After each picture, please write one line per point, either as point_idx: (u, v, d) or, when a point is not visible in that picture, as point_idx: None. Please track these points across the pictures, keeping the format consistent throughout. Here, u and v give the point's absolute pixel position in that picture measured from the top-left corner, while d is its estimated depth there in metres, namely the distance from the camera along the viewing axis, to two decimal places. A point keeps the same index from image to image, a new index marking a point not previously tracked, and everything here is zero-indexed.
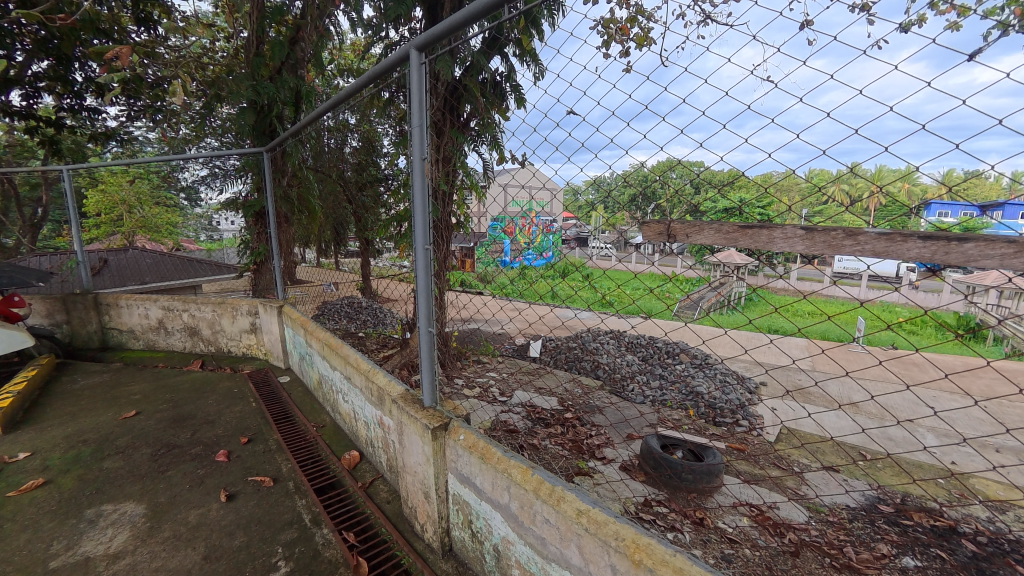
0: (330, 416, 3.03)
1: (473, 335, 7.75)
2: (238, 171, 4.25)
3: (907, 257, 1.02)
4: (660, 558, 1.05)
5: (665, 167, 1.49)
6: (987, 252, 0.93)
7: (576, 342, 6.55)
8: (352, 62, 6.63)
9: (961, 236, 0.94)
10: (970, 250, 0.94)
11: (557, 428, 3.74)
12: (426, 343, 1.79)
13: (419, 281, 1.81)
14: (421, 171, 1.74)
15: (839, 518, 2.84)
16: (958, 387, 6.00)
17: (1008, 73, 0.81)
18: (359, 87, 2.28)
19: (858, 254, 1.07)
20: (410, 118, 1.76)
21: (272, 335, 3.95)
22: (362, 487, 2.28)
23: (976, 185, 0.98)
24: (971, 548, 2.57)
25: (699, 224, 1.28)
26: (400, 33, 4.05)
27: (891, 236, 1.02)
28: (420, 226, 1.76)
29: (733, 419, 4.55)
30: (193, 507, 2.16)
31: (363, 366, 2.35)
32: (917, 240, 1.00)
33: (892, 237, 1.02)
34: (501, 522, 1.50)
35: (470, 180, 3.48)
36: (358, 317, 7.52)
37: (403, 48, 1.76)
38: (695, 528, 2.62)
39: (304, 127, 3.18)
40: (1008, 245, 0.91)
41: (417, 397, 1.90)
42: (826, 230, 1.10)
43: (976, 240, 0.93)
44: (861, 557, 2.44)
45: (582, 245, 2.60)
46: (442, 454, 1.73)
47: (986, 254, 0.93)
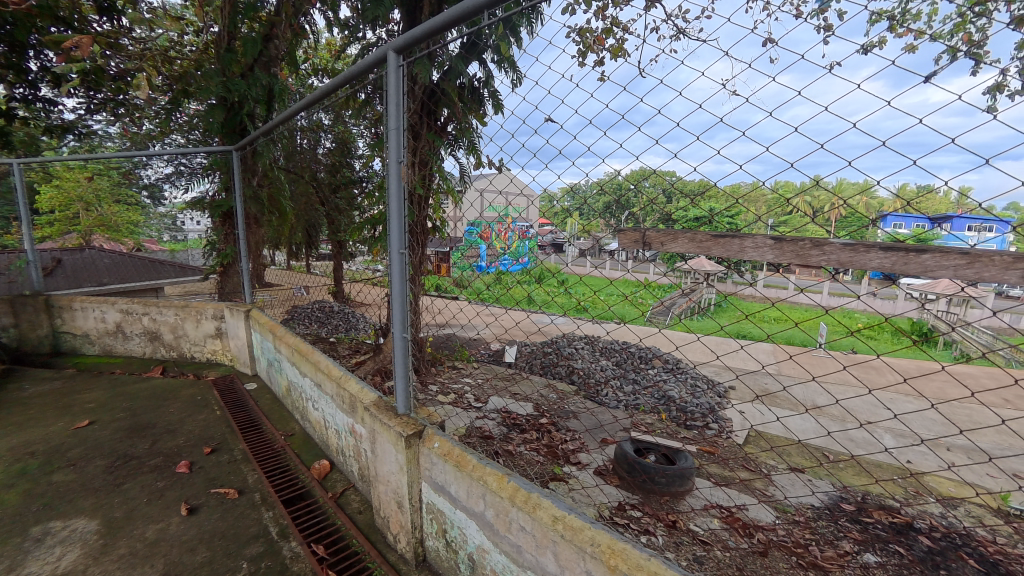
0: (300, 425, 2.94)
1: (448, 340, 7.68)
2: (206, 170, 4.09)
3: (870, 266, 1.07)
4: (634, 563, 1.05)
5: (637, 176, 1.51)
6: (943, 263, 0.98)
7: (552, 347, 6.59)
8: (328, 61, 6.51)
9: (918, 248, 1.00)
10: (927, 261, 0.99)
11: (532, 434, 3.73)
12: (401, 349, 1.77)
13: (394, 285, 1.76)
14: (397, 174, 1.72)
15: (804, 517, 2.95)
16: (912, 390, 6.35)
17: (960, 95, 0.87)
18: (334, 88, 2.23)
19: (825, 263, 1.11)
20: (388, 120, 1.75)
21: (239, 340, 3.81)
22: (332, 497, 2.22)
23: (928, 198, 1.04)
24: (927, 542, 2.71)
25: (674, 233, 1.32)
26: (378, 35, 4.01)
27: (855, 247, 1.08)
28: (396, 230, 1.73)
29: (703, 422, 4.68)
30: (152, 522, 2.05)
31: (336, 372, 2.29)
32: (878, 250, 1.05)
33: (855, 247, 1.07)
34: (476, 530, 1.48)
35: (447, 184, 3.47)
36: (329, 323, 7.38)
37: (380, 50, 1.73)
38: (668, 531, 2.65)
39: (276, 127, 3.09)
40: (961, 256, 0.97)
41: (391, 405, 1.87)
42: (794, 240, 1.14)
43: (932, 252, 0.97)
44: (825, 555, 2.54)
45: (558, 251, 2.63)
46: (415, 462, 1.70)
47: (941, 266, 0.98)
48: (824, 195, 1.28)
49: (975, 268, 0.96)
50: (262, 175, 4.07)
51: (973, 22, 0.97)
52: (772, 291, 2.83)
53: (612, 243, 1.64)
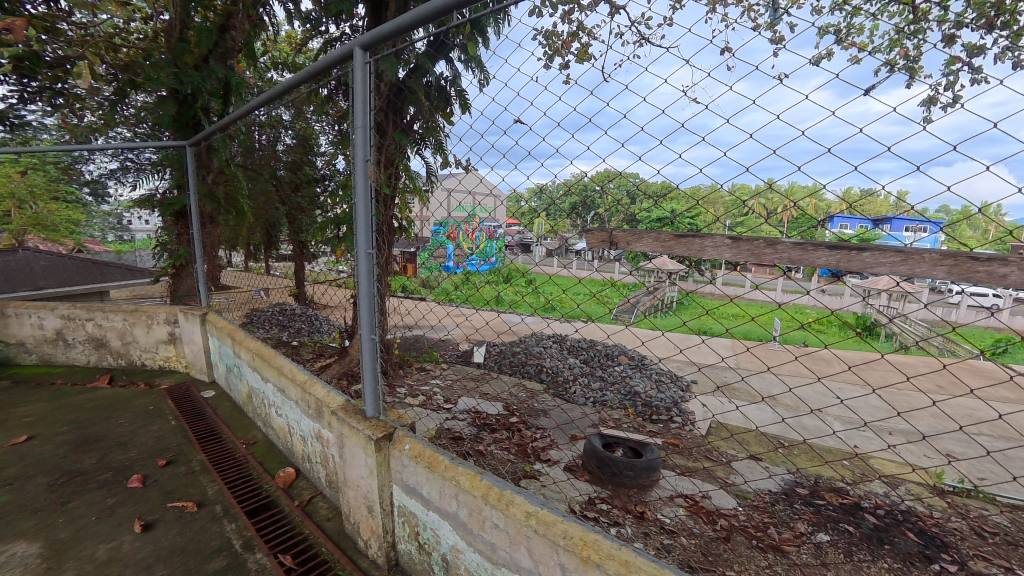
0: (262, 432, 2.83)
1: (416, 341, 7.56)
2: (156, 166, 3.86)
3: (818, 263, 1.15)
4: (606, 553, 1.09)
5: (603, 177, 1.56)
6: (881, 260, 1.06)
7: (520, 347, 6.63)
8: (288, 55, 6.28)
9: (860, 247, 1.07)
10: (868, 259, 1.07)
11: (503, 433, 3.74)
12: (369, 351, 1.74)
13: (361, 286, 1.72)
14: (364, 172, 1.69)
15: (763, 502, 3.11)
16: (856, 379, 6.81)
17: (895, 104, 0.96)
18: (296, 83, 2.16)
19: (780, 260, 1.18)
20: (354, 118, 1.71)
21: (195, 346, 3.62)
22: (299, 506, 2.15)
23: (869, 201, 1.15)
24: (873, 520, 2.92)
25: (639, 233, 1.36)
26: (342, 29, 3.92)
27: (804, 246, 1.15)
28: (363, 230, 1.70)
29: (667, 415, 4.84)
30: (102, 541, 1.92)
31: (301, 377, 2.23)
32: (825, 249, 1.13)
33: (805, 245, 1.14)
34: (449, 531, 1.47)
35: (413, 184, 3.44)
36: (291, 326, 7.13)
37: (346, 46, 1.70)
38: (637, 522, 2.72)
39: (233, 122, 2.96)
40: (897, 254, 1.05)
41: (360, 408, 1.83)
42: (749, 239, 1.20)
43: (872, 250, 1.05)
44: (783, 537, 2.68)
45: (526, 251, 2.67)
46: (386, 465, 1.67)
47: (880, 263, 1.06)
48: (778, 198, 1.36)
49: (909, 264, 1.04)
50: (218, 172, 3.88)
51: (908, 39, 1.07)
52: (730, 288, 2.97)
53: (579, 243, 1.68)
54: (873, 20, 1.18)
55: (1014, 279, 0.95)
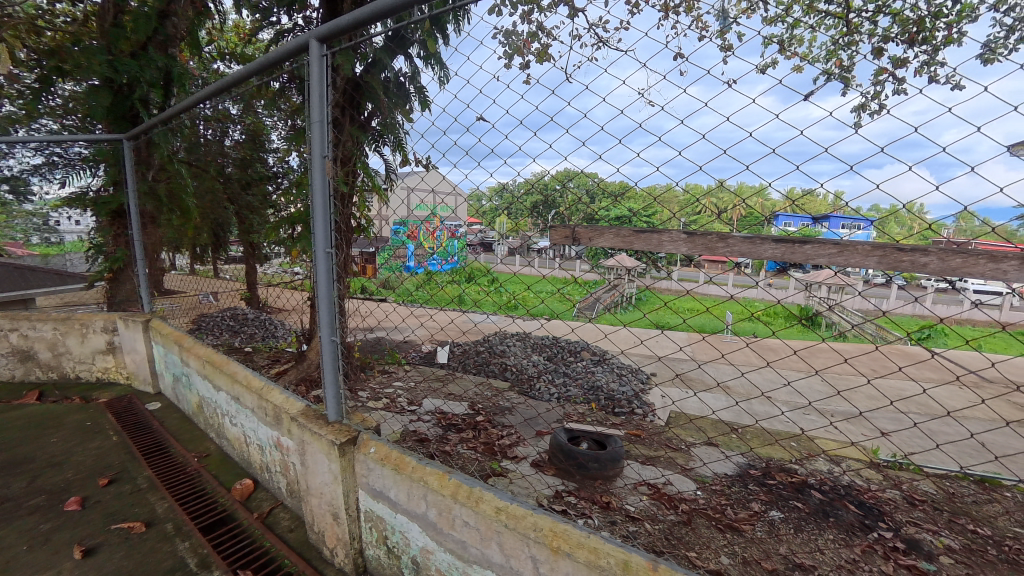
0: (215, 444, 2.69)
1: (377, 344, 7.39)
2: (88, 162, 3.57)
3: (765, 256, 1.20)
4: (576, 542, 1.11)
5: (564, 176, 1.59)
6: (821, 252, 1.14)
7: (484, 346, 6.63)
8: (235, 45, 5.96)
9: (803, 240, 1.15)
10: (809, 251, 1.15)
11: (469, 432, 3.73)
12: (330, 354, 1.69)
13: (320, 287, 1.67)
14: (321, 169, 1.64)
15: (720, 485, 3.27)
16: (800, 366, 7.29)
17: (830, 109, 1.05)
18: (246, 75, 2.06)
19: (731, 253, 1.22)
20: (309, 112, 1.65)
21: (137, 355, 3.39)
22: (258, 518, 2.06)
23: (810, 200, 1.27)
24: (818, 495, 3.14)
25: (600, 229, 1.40)
26: (294, 20, 3.76)
27: (752, 239, 1.22)
28: (321, 229, 1.64)
29: (629, 407, 4.99)
30: (37, 571, 1.77)
31: (257, 383, 2.14)
32: (771, 243, 1.19)
33: (753, 240, 1.20)
34: (419, 533, 1.45)
35: (372, 182, 3.35)
36: (244, 331, 6.78)
37: (300, 38, 1.64)
38: (603, 512, 2.79)
39: (176, 115, 2.78)
40: (834, 247, 1.13)
41: (321, 413, 1.78)
42: (703, 234, 1.26)
43: (813, 243, 1.13)
44: (739, 517, 2.83)
45: (488, 249, 2.68)
46: (351, 470, 1.63)
47: (820, 254, 1.14)
48: (727, 197, 1.44)
49: (844, 256, 1.12)
50: (160, 169, 3.63)
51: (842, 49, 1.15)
52: (686, 282, 3.10)
53: (542, 241, 1.70)
54: (810, 34, 1.28)
55: (934, 267, 1.04)
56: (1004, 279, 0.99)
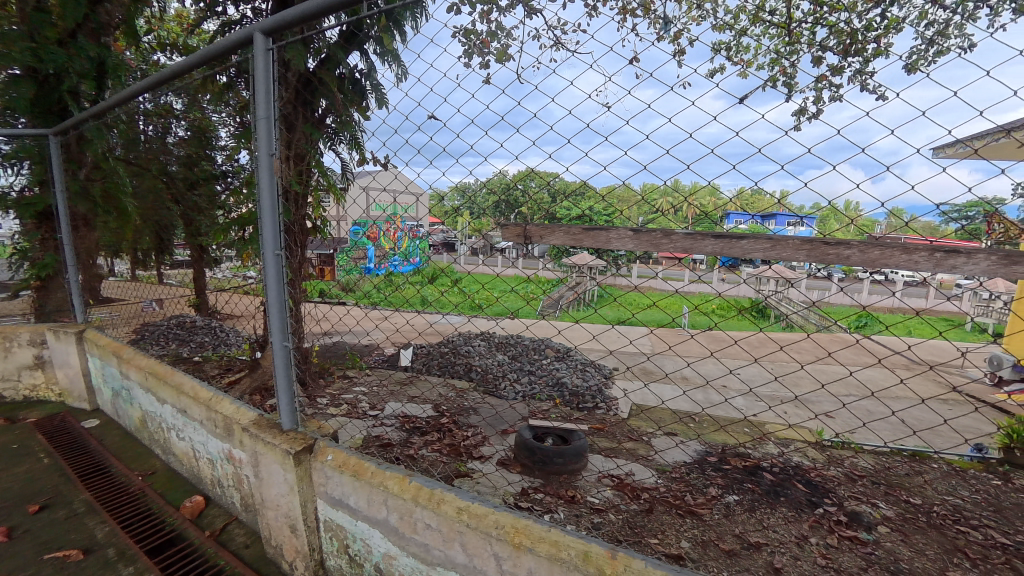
0: (162, 460, 2.53)
1: (337, 348, 7.18)
2: (9, 159, 3.23)
3: (706, 251, 1.24)
4: (537, 536, 1.13)
5: (524, 176, 1.61)
6: (756, 246, 1.18)
7: (448, 347, 6.58)
8: (177, 35, 5.61)
9: (739, 236, 1.20)
10: (746, 246, 1.19)
11: (434, 434, 3.70)
12: (282, 361, 1.63)
13: (269, 291, 1.60)
14: (269, 167, 1.57)
15: (680, 472, 3.40)
16: (752, 356, 7.69)
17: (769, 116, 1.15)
18: (187, 67, 1.95)
19: (675, 250, 1.29)
20: (255, 108, 1.59)
21: (70, 370, 3.14)
22: (211, 536, 1.96)
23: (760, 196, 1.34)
24: (770, 477, 3.32)
25: (551, 227, 1.41)
26: (242, 11, 3.59)
27: (693, 235, 1.26)
28: (269, 230, 1.57)
29: (592, 402, 5.09)
30: None
31: (205, 394, 2.03)
32: (710, 239, 1.23)
33: (694, 236, 1.24)
34: (381, 539, 1.42)
35: (328, 181, 3.23)
36: (192, 340, 6.41)
37: (244, 31, 1.57)
38: (569, 505, 2.84)
39: (109, 110, 2.60)
40: (768, 242, 1.17)
41: (275, 422, 1.71)
42: (649, 232, 1.30)
43: (748, 238, 1.18)
44: (697, 502, 2.95)
45: (450, 249, 2.67)
46: (308, 480, 1.58)
47: (755, 248, 1.18)
48: (682, 196, 1.50)
49: (776, 250, 1.17)
50: (93, 167, 3.37)
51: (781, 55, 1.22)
52: (643, 278, 3.20)
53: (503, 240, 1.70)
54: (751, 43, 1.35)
55: (856, 259, 1.13)
56: (916, 269, 1.07)
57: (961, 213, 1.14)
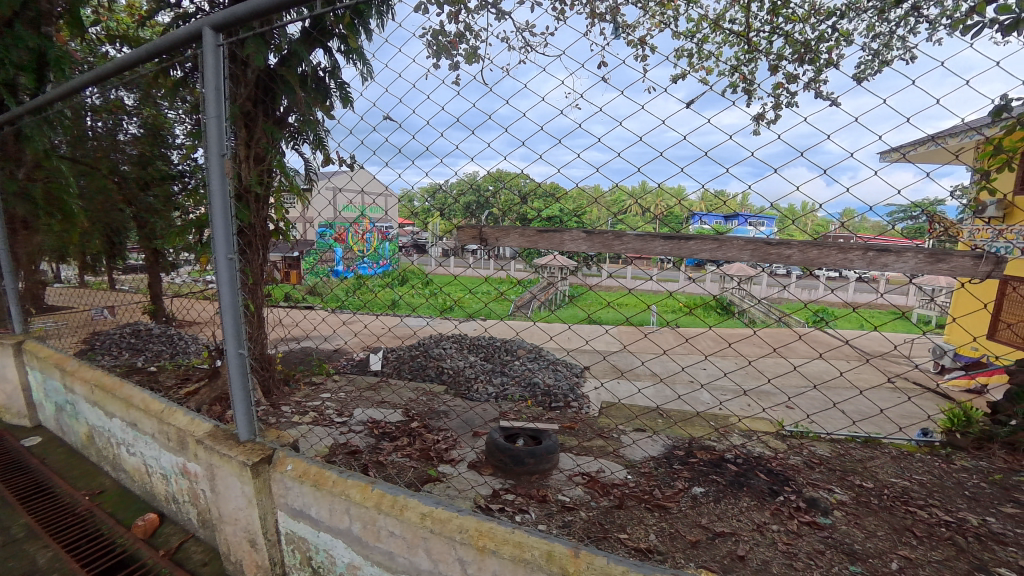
0: (112, 478, 2.39)
1: (303, 354, 6.97)
2: None
3: (656, 253, 1.27)
4: (501, 539, 1.13)
5: (495, 177, 1.62)
6: (702, 246, 1.22)
7: (419, 350, 6.49)
8: (127, 27, 5.32)
9: (687, 236, 1.23)
10: (693, 246, 1.22)
11: (404, 439, 3.64)
12: (238, 369, 1.56)
13: (223, 296, 1.53)
14: (221, 168, 1.51)
15: (648, 468, 3.47)
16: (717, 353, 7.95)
17: (735, 124, 1.23)
18: (133, 61, 1.86)
19: (626, 251, 1.30)
20: (205, 106, 1.52)
21: (8, 384, 2.92)
22: (165, 555, 1.86)
23: (721, 200, 1.43)
24: (734, 468, 3.43)
25: (506, 229, 1.41)
26: (198, 4, 3.44)
27: (643, 237, 1.28)
28: (221, 233, 1.51)
29: (564, 401, 5.14)
30: None
31: (157, 406, 1.93)
32: (660, 241, 1.26)
33: (643, 237, 1.27)
34: (344, 549, 1.39)
35: (291, 182, 3.12)
36: (147, 349, 6.08)
37: (193, 25, 1.51)
38: (540, 505, 2.85)
39: (49, 104, 2.45)
40: (713, 243, 1.21)
41: (231, 433, 1.65)
42: (600, 233, 1.32)
43: (696, 239, 1.21)
44: (665, 495, 3.03)
45: (419, 251, 2.64)
46: (267, 492, 1.53)
47: (702, 248, 1.22)
48: (651, 197, 1.54)
49: (721, 250, 1.20)
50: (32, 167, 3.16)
51: None
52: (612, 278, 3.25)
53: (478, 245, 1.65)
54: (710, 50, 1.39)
55: (796, 259, 1.18)
56: (851, 268, 1.14)
57: (907, 214, 1.23)
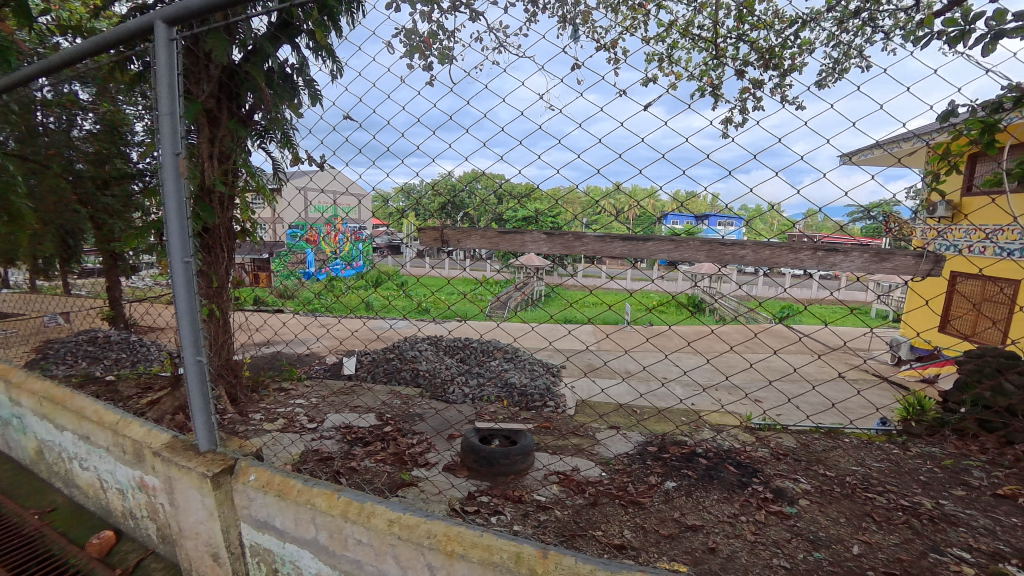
0: (65, 494, 2.26)
1: (273, 359, 6.77)
2: None
3: (616, 254, 1.29)
4: (469, 542, 1.12)
5: (470, 178, 1.62)
6: (660, 247, 1.24)
7: (394, 352, 6.40)
8: (81, 18, 5.05)
9: (646, 236, 1.25)
10: (651, 247, 1.25)
11: (377, 444, 3.58)
12: (196, 377, 1.50)
13: (178, 301, 1.47)
14: (175, 168, 1.44)
15: (622, 464, 3.52)
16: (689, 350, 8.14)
17: (706, 126, 1.26)
18: (81, 53, 1.77)
19: (586, 251, 1.32)
20: (157, 102, 1.46)
21: None
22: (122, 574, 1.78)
23: (692, 201, 1.45)
24: (705, 462, 3.52)
25: (467, 231, 1.41)
26: None
27: (603, 238, 1.30)
28: (176, 235, 1.45)
29: (541, 401, 5.15)
30: None
31: (111, 418, 1.84)
32: (619, 242, 1.28)
33: (603, 238, 1.29)
34: (310, 559, 1.35)
35: (257, 182, 3.03)
36: (105, 357, 5.79)
37: (144, 17, 1.44)
38: (515, 506, 2.85)
39: None
40: (670, 244, 1.24)
41: (191, 444, 1.58)
42: (560, 234, 1.34)
43: (654, 239, 1.24)
44: (639, 491, 3.08)
45: (392, 252, 2.60)
46: (229, 503, 1.48)
47: (660, 248, 1.25)
48: (624, 198, 1.56)
49: (677, 250, 1.23)
50: None
51: None
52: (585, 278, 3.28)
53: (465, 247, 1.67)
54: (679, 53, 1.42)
55: (750, 258, 1.22)
56: (802, 267, 1.18)
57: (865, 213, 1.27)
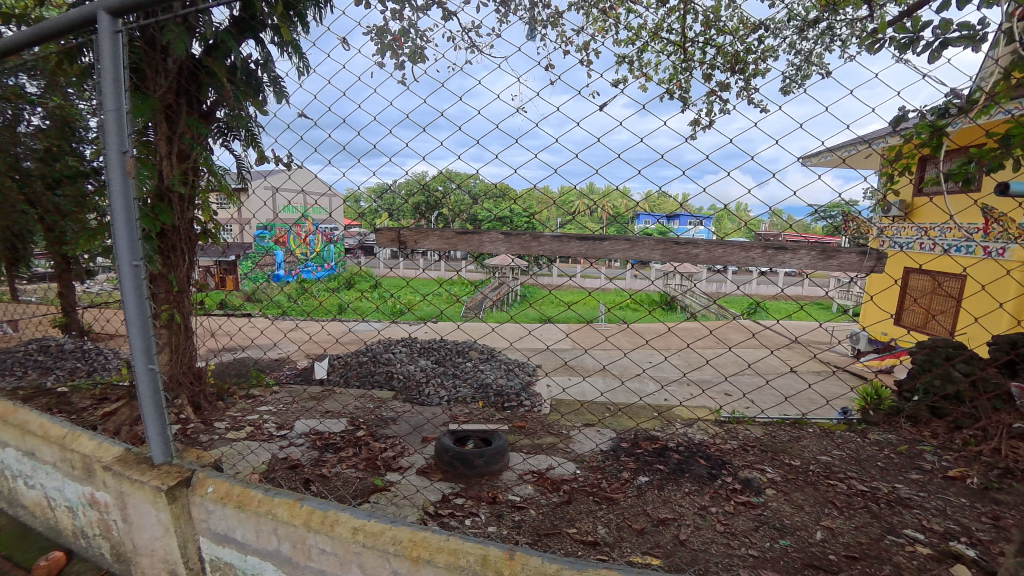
0: (9, 514, 2.12)
1: (240, 365, 6.54)
2: None
3: (573, 253, 1.31)
4: (436, 547, 1.11)
5: (443, 177, 1.60)
6: (617, 247, 1.27)
7: (366, 355, 6.28)
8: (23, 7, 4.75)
9: (602, 236, 1.27)
10: (608, 247, 1.27)
11: (349, 450, 3.51)
12: (148, 386, 1.44)
13: (127, 306, 1.40)
14: (122, 167, 1.37)
15: (596, 461, 3.56)
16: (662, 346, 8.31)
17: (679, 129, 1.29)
18: (17, 43, 1.66)
19: (544, 251, 1.33)
20: (101, 98, 1.38)
21: None
22: None
23: (664, 201, 1.48)
24: (677, 456, 3.59)
25: (425, 232, 1.42)
26: None
27: (561, 238, 1.31)
28: (124, 238, 1.38)
29: (517, 400, 5.16)
30: None
31: (59, 431, 1.74)
32: (576, 242, 1.30)
33: (560, 239, 1.30)
34: (272, 572, 1.31)
35: (220, 182, 2.93)
36: (56, 367, 5.47)
37: (86, 7, 1.37)
38: (490, 507, 2.84)
39: None
40: (625, 243, 1.27)
41: (144, 456, 1.51)
42: (517, 234, 1.35)
43: (610, 239, 1.26)
44: (612, 487, 3.12)
45: (362, 254, 2.55)
46: (186, 517, 1.42)
47: (616, 249, 1.27)
48: (596, 198, 1.58)
49: (632, 250, 1.26)
50: None
51: None
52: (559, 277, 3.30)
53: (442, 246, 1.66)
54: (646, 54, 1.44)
55: (704, 257, 1.26)
56: (753, 265, 1.23)
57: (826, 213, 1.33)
